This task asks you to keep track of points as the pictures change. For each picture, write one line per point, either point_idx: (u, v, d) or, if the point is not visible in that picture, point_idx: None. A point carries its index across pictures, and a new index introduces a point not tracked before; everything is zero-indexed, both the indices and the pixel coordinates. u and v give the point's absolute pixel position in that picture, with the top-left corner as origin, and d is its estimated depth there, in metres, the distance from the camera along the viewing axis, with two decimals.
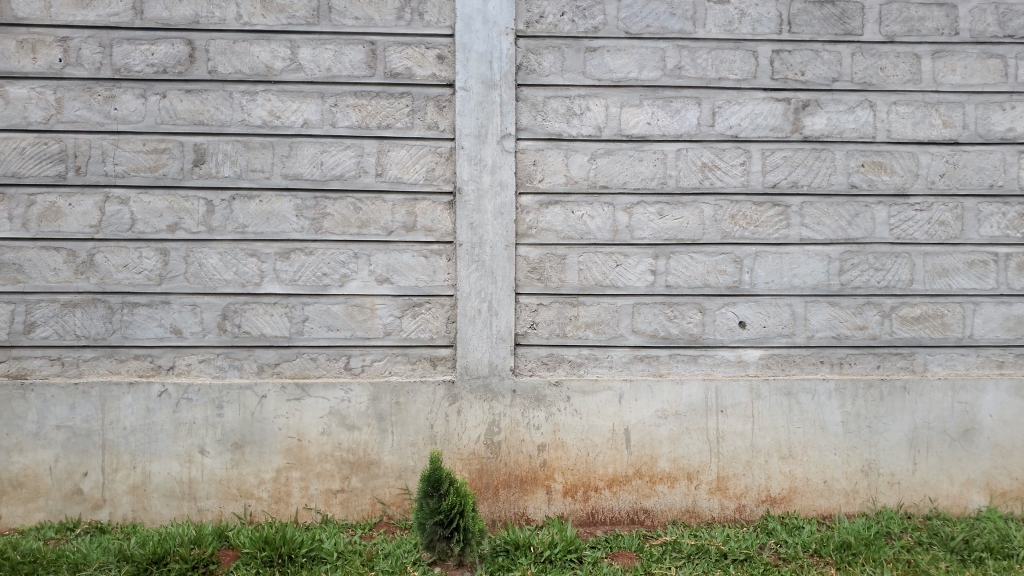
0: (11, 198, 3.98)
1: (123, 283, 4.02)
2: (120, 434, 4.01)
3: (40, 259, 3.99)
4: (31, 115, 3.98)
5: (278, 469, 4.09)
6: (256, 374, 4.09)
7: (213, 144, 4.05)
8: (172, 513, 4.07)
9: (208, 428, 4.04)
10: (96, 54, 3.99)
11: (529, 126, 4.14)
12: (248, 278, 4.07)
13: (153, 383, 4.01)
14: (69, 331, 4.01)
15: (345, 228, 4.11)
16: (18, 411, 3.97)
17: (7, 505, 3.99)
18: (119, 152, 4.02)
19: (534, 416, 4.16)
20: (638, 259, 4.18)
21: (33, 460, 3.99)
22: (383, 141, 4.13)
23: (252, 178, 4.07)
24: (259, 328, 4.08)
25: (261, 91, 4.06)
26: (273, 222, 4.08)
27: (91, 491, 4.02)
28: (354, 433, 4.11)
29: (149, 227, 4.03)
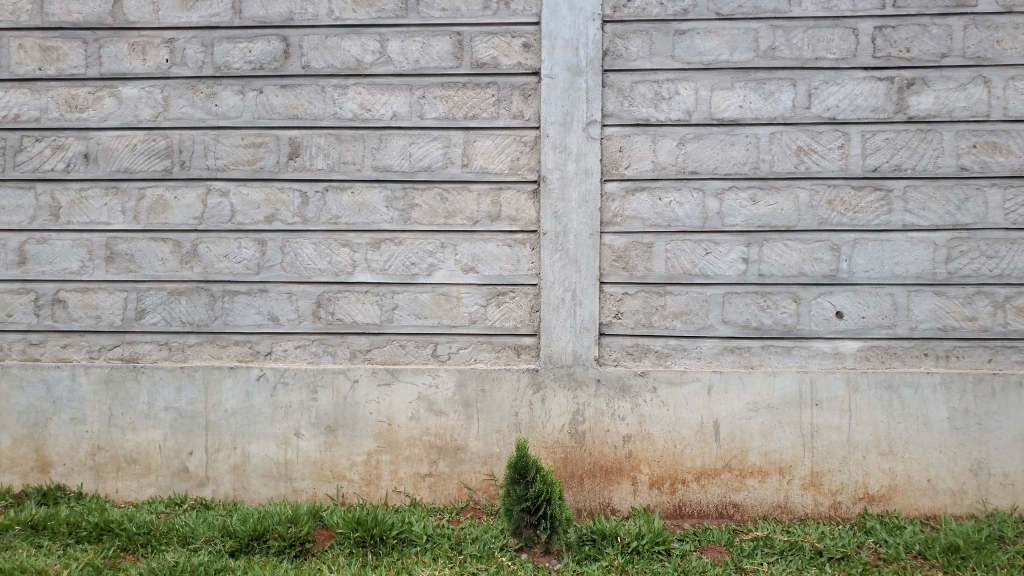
0: (123, 192, 4.20)
1: (225, 272, 4.20)
2: (222, 416, 4.20)
3: (150, 249, 4.21)
4: (141, 114, 4.19)
5: (368, 452, 4.21)
6: (349, 360, 4.22)
7: (307, 137, 4.18)
8: (270, 493, 4.23)
9: (303, 411, 4.19)
10: (199, 53, 4.17)
11: (616, 112, 4.09)
12: (341, 267, 4.19)
13: (251, 368, 4.18)
14: (175, 318, 4.21)
15: (432, 219, 4.18)
16: (131, 392, 4.19)
17: (122, 480, 4.23)
18: (220, 147, 4.19)
19: (620, 407, 4.12)
20: (729, 247, 4.07)
21: (145, 438, 4.21)
22: (469, 131, 4.16)
23: (344, 170, 4.18)
24: (351, 316, 4.20)
25: (352, 84, 4.17)
26: (363, 213, 4.19)
27: (197, 469, 4.22)
28: (441, 418, 4.18)
29: (247, 218, 4.20)
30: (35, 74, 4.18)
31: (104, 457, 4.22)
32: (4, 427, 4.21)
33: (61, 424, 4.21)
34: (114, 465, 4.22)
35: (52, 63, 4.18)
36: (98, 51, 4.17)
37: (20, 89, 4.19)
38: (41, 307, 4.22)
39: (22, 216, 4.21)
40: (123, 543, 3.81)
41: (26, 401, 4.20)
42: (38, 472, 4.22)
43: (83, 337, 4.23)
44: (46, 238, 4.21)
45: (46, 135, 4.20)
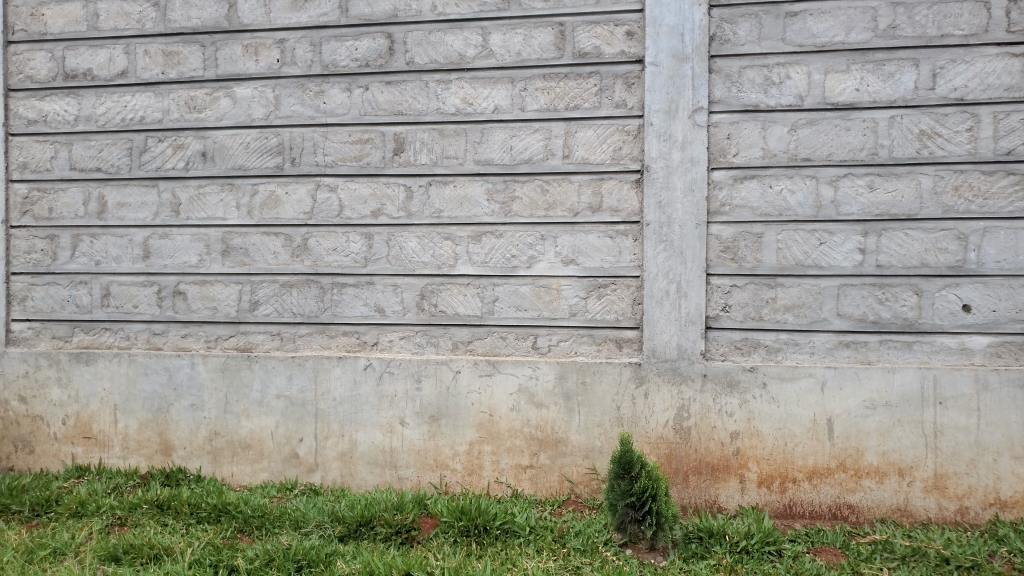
0: (238, 189, 4.37)
1: (333, 265, 4.33)
2: (331, 405, 4.31)
3: (263, 243, 4.36)
4: (254, 113, 4.34)
5: (470, 442, 4.25)
6: (450, 351, 4.27)
7: (411, 132, 4.26)
8: (375, 480, 4.33)
9: (407, 401, 4.27)
10: (308, 52, 4.29)
11: (723, 99, 3.99)
12: (444, 260, 4.25)
13: (359, 358, 4.29)
14: (287, 310, 4.36)
15: (533, 211, 4.17)
16: (246, 380, 4.35)
17: (237, 464, 4.40)
18: (328, 144, 4.31)
19: (727, 402, 4.01)
20: (844, 237, 3.91)
21: (258, 425, 4.36)
22: (570, 122, 4.14)
23: (447, 164, 4.24)
24: (453, 308, 4.25)
25: (455, 79, 4.21)
26: (465, 207, 4.23)
27: (306, 455, 4.35)
28: (542, 411, 4.17)
29: (355, 213, 4.30)
30: (158, 78, 4.38)
31: (221, 442, 4.39)
32: (131, 412, 4.42)
33: (182, 410, 4.40)
34: (229, 449, 4.39)
35: (173, 66, 4.37)
36: (215, 54, 4.34)
37: (145, 92, 4.40)
38: (163, 299, 4.42)
39: (146, 213, 4.42)
40: (240, 525, 3.96)
41: (150, 388, 4.40)
42: (161, 455, 4.43)
43: (202, 327, 4.42)
44: (167, 233, 4.41)
45: (168, 135, 4.40)
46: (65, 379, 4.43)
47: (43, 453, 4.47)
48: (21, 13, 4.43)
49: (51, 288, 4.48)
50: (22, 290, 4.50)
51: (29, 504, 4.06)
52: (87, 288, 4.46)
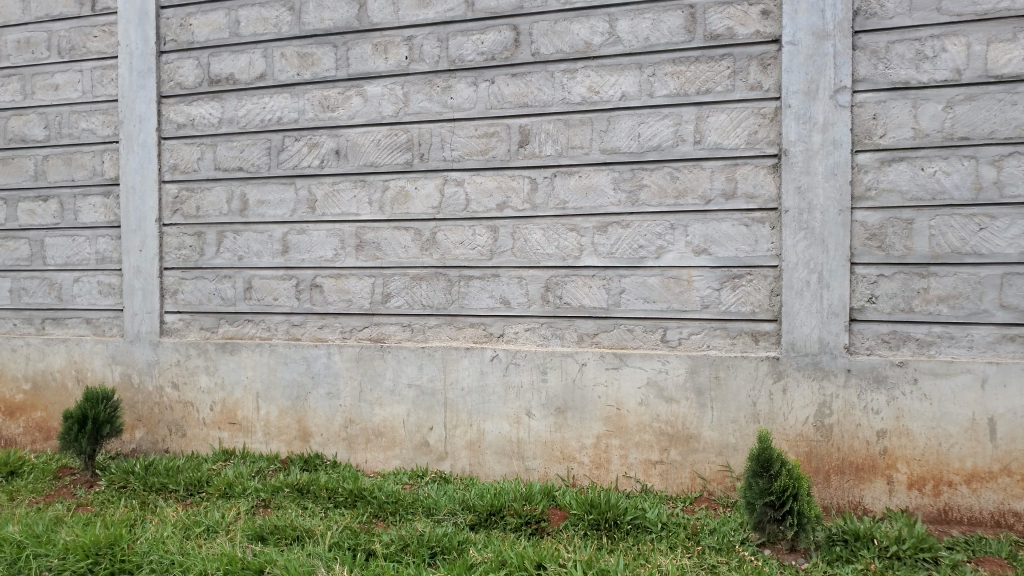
0: (370, 185, 4.49)
1: (460, 258, 4.38)
2: (459, 394, 4.38)
3: (393, 237, 4.47)
4: (384, 110, 4.45)
5: (598, 435, 4.20)
6: (576, 343, 4.23)
7: (536, 124, 4.25)
8: (503, 470, 4.35)
9: (534, 392, 4.27)
10: (435, 48, 4.36)
11: (869, 77, 3.78)
12: (569, 251, 4.22)
13: (486, 349, 4.32)
14: (416, 302, 4.45)
15: (662, 199, 4.09)
16: (379, 369, 4.48)
17: (371, 451, 4.53)
18: (455, 138, 4.36)
19: (873, 399, 3.79)
20: (1009, 221, 3.62)
21: (390, 413, 4.48)
22: (701, 107, 4.03)
23: (573, 155, 4.20)
24: (579, 300, 4.22)
25: (581, 68, 4.18)
26: (591, 197, 4.18)
27: (436, 443, 4.44)
28: (672, 405, 4.08)
29: (481, 206, 4.34)
30: (294, 79, 4.56)
31: (355, 429, 4.54)
32: (272, 399, 4.64)
33: (319, 398, 4.58)
34: (363, 436, 4.54)
35: (308, 68, 4.54)
36: (347, 54, 4.48)
37: (282, 93, 4.59)
38: (301, 291, 4.61)
39: (284, 210, 4.62)
40: (375, 510, 4.08)
41: (289, 376, 4.61)
42: (300, 441, 4.63)
43: (337, 318, 4.58)
44: (305, 229, 4.60)
45: (303, 135, 4.58)
46: (212, 367, 4.71)
47: (193, 437, 4.76)
48: (171, 24, 4.73)
49: (199, 282, 4.76)
50: (175, 284, 4.80)
51: (183, 484, 4.32)
52: (232, 281, 4.71)
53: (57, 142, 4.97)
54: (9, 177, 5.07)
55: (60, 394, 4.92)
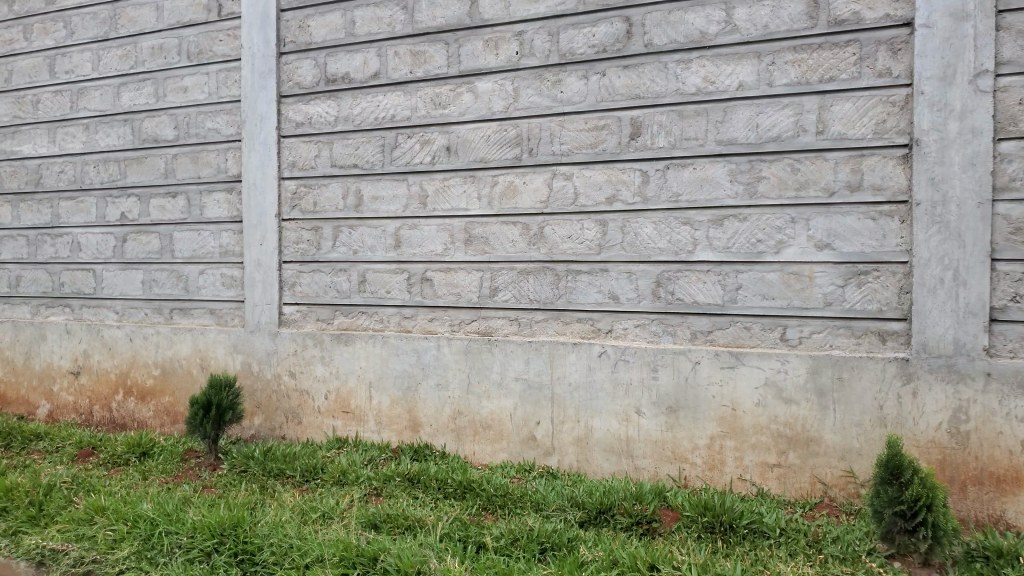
0: (479, 180, 4.52)
1: (569, 253, 4.35)
2: (567, 389, 4.34)
3: (502, 232, 4.49)
4: (495, 105, 4.46)
5: (711, 436, 4.08)
6: (689, 341, 4.13)
7: (649, 116, 4.17)
8: (612, 468, 4.29)
9: (644, 390, 4.19)
10: (546, 42, 4.34)
11: (1014, 59, 3.51)
12: (682, 246, 4.12)
13: (594, 344, 4.27)
14: (524, 296, 4.45)
15: (782, 191, 3.94)
16: (486, 362, 4.50)
17: (479, 444, 4.56)
18: (565, 132, 4.33)
19: (1017, 406, 3.53)
20: None
21: (498, 406, 4.50)
22: (825, 95, 3.85)
23: (687, 146, 4.10)
24: (692, 296, 4.11)
25: (696, 58, 4.08)
26: (706, 189, 4.07)
27: (544, 438, 4.42)
28: (791, 407, 3.92)
29: (590, 199, 4.29)
30: (406, 77, 4.64)
31: (464, 421, 4.59)
32: (384, 389, 4.74)
33: (429, 389, 4.65)
34: (471, 428, 4.57)
35: (420, 65, 4.61)
36: (458, 51, 4.53)
37: (395, 91, 4.68)
38: (412, 285, 4.70)
39: (397, 206, 4.71)
40: (484, 502, 4.09)
41: (400, 366, 4.70)
42: (410, 431, 4.71)
43: (447, 312, 4.63)
44: (416, 224, 4.68)
45: (416, 132, 4.65)
46: (328, 357, 4.85)
47: (308, 425, 4.92)
48: (290, 27, 4.90)
49: (315, 276, 4.92)
50: (292, 277, 4.97)
51: (300, 470, 4.47)
52: (346, 275, 4.85)
53: (185, 141, 5.24)
54: (142, 175, 5.38)
55: (186, 380, 5.18)
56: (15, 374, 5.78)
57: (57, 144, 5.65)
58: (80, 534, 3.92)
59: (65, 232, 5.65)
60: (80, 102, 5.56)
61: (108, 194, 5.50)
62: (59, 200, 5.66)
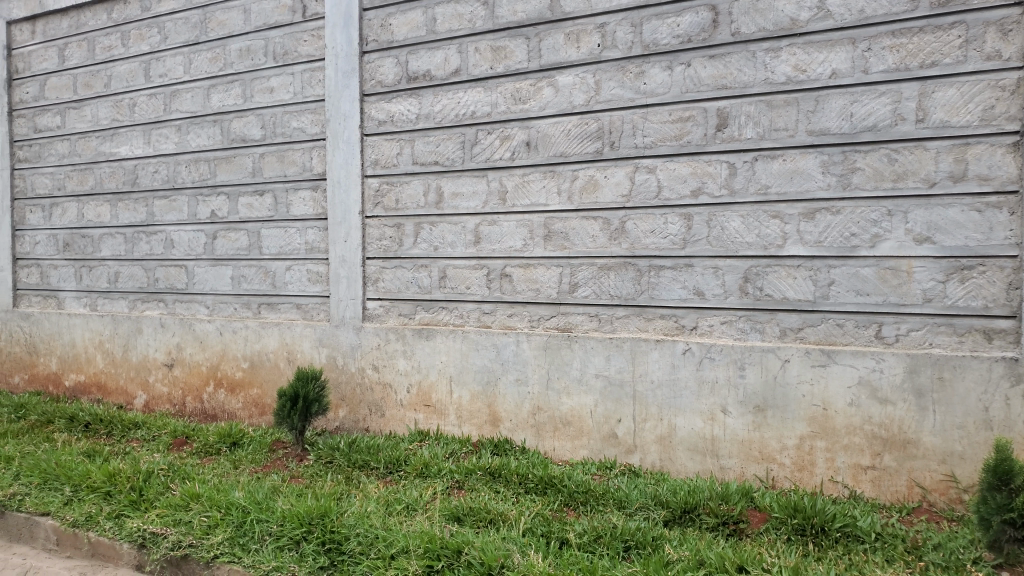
0: (559, 175, 4.49)
1: (651, 248, 4.28)
2: (649, 387, 4.28)
3: (582, 227, 4.45)
4: (576, 99, 4.43)
5: (801, 436, 3.96)
6: (778, 338, 4.01)
7: (736, 106, 4.06)
8: (696, 467, 4.22)
9: (730, 388, 4.10)
10: (628, 34, 4.28)
11: None
12: (771, 241, 4.01)
13: (678, 341, 4.20)
14: (605, 292, 4.40)
15: (878, 183, 3.78)
16: (566, 359, 4.48)
17: (559, 440, 4.55)
18: (648, 125, 4.26)
19: None
20: None
21: (578, 403, 4.47)
22: (926, 81, 3.68)
23: (776, 137, 3.98)
24: (782, 292, 4.00)
25: (786, 46, 3.95)
26: (797, 181, 3.95)
27: (625, 436, 4.37)
28: (887, 407, 3.77)
29: (674, 193, 4.21)
30: (487, 73, 4.65)
31: (544, 417, 4.58)
32: (464, 383, 4.78)
33: (508, 385, 4.66)
34: (551, 425, 4.56)
35: (500, 61, 4.61)
36: (539, 45, 4.51)
37: (475, 88, 4.70)
38: (492, 281, 4.71)
39: (477, 202, 4.73)
40: (566, 499, 4.07)
41: (480, 362, 4.72)
42: (490, 426, 4.73)
43: (526, 307, 4.63)
44: (496, 220, 4.69)
45: (496, 127, 4.66)
46: (409, 351, 4.92)
47: (391, 418, 5.01)
48: (373, 25, 4.98)
49: (397, 271, 4.99)
50: (375, 273, 5.06)
51: (384, 462, 4.55)
52: (427, 271, 4.90)
53: (272, 140, 5.38)
54: (231, 174, 5.56)
55: (274, 373, 5.34)
56: (113, 366, 6.06)
57: (151, 145, 5.89)
58: (177, 519, 4.07)
59: (159, 230, 5.89)
60: (172, 104, 5.78)
61: (199, 193, 5.70)
62: (154, 199, 5.90)
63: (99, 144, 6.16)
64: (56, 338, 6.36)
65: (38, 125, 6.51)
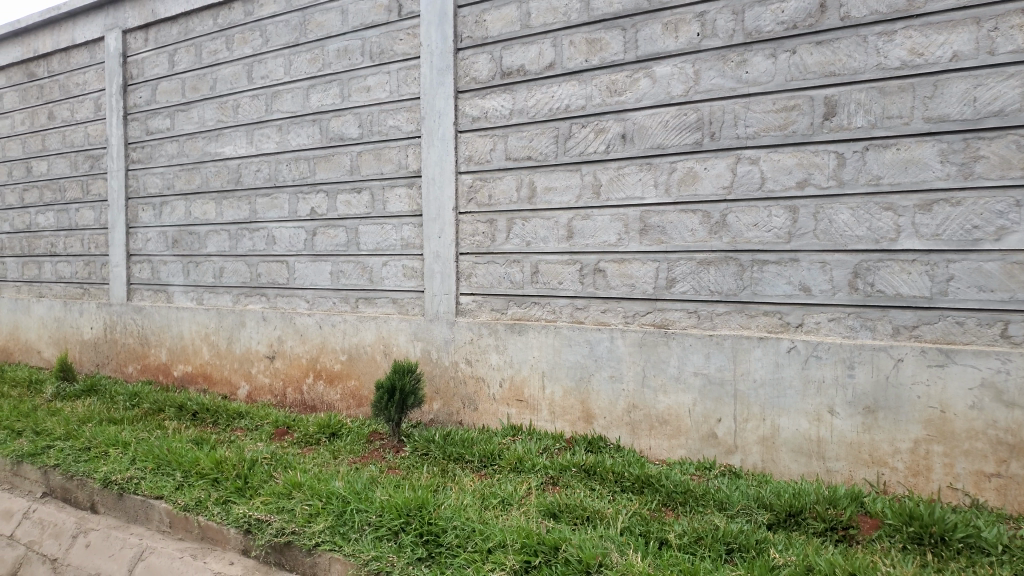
0: (656, 167, 4.41)
1: (754, 242, 4.14)
2: (751, 386, 4.15)
3: (680, 221, 4.35)
4: (674, 90, 4.33)
5: (916, 440, 3.76)
6: (891, 336, 3.82)
7: (845, 94, 3.88)
8: (801, 469, 4.07)
9: (837, 388, 3.93)
10: (730, 22, 4.15)
11: None
12: (884, 234, 3.82)
13: (782, 339, 4.06)
14: (704, 287, 4.29)
15: (1004, 171, 3.55)
16: (663, 356, 4.39)
17: (655, 438, 4.47)
18: (750, 115, 4.12)
19: None
20: None
21: (675, 401, 4.38)
22: None
23: (889, 125, 3.78)
24: (895, 288, 3.80)
25: (902, 28, 3.75)
26: (912, 171, 3.74)
27: (725, 436, 4.26)
28: (1014, 411, 3.53)
29: (778, 184, 4.06)
30: (582, 66, 4.60)
31: (639, 415, 4.51)
32: (557, 379, 4.76)
33: (602, 382, 4.61)
34: (647, 423, 4.48)
35: (596, 53, 4.56)
36: (636, 36, 4.43)
37: (570, 81, 4.66)
38: (585, 276, 4.67)
39: (570, 196, 4.69)
40: (664, 499, 3.98)
41: (573, 358, 4.68)
42: (584, 422, 4.69)
43: (621, 303, 4.56)
44: (590, 214, 4.64)
45: (591, 121, 4.61)
46: (502, 346, 4.93)
47: (484, 412, 5.04)
48: (467, 22, 5.01)
49: (490, 267, 5.01)
50: (469, 268, 5.10)
51: (478, 455, 4.57)
52: (520, 266, 4.90)
53: (368, 138, 5.49)
54: (329, 172, 5.70)
55: (370, 365, 5.46)
56: (218, 357, 6.32)
57: (254, 144, 6.11)
58: (281, 507, 4.19)
59: (261, 227, 6.11)
60: (274, 105, 5.98)
61: (299, 190, 5.88)
62: (256, 197, 6.13)
63: (206, 144, 6.43)
64: (165, 331, 6.69)
65: (150, 127, 6.86)
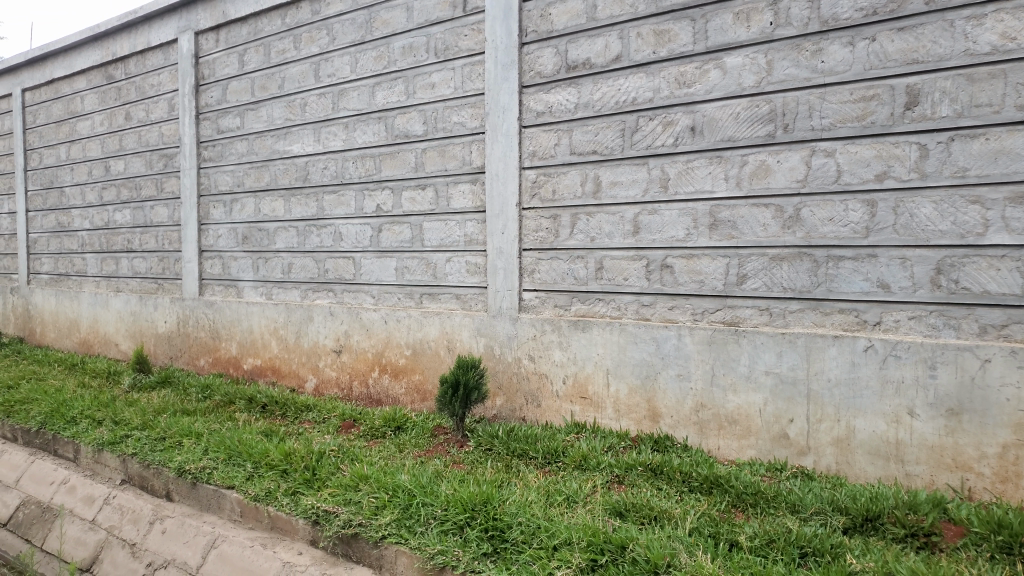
0: (727, 160, 4.30)
1: (830, 236, 4.01)
2: (826, 386, 4.02)
3: (752, 215, 4.24)
4: (746, 81, 4.22)
5: (1004, 445, 3.58)
6: (977, 336, 3.65)
7: (929, 82, 3.72)
8: (878, 473, 3.92)
9: (918, 389, 3.77)
10: (805, 9, 4.02)
11: None
12: (970, 228, 3.65)
13: (859, 338, 3.92)
14: (776, 284, 4.18)
15: None
16: (733, 354, 4.29)
17: (724, 438, 4.38)
18: (826, 105, 3.99)
19: None
20: None
21: (745, 401, 4.28)
22: None
23: (977, 114, 3.61)
24: (982, 285, 3.63)
25: (992, 12, 3.56)
26: (1002, 162, 3.56)
27: (797, 437, 4.14)
28: None
29: (856, 177, 3.92)
30: (650, 58, 4.53)
31: (707, 414, 4.42)
32: (622, 377, 4.70)
33: (669, 380, 4.53)
34: (716, 422, 4.39)
35: (664, 45, 4.48)
36: (705, 26, 4.33)
37: (636, 74, 4.59)
38: (651, 272, 4.60)
39: (637, 191, 4.63)
40: (733, 500, 3.89)
41: (639, 355, 4.62)
42: (650, 421, 4.63)
43: (688, 300, 4.48)
44: (656, 209, 4.56)
45: (658, 114, 4.53)
46: (566, 343, 4.90)
47: (548, 409, 5.03)
48: (532, 16, 4.98)
49: (554, 263, 4.98)
50: (532, 264, 5.08)
51: (542, 452, 4.56)
52: (584, 262, 4.86)
53: (433, 135, 5.52)
54: (395, 169, 5.76)
55: (435, 361, 5.50)
56: (287, 351, 6.46)
57: (321, 142, 6.22)
58: (348, 499, 4.25)
59: (328, 224, 6.22)
60: (340, 103, 6.06)
61: (365, 187, 5.96)
62: (324, 194, 6.24)
63: (274, 142, 6.57)
64: (236, 325, 6.87)
65: (221, 126, 7.05)
